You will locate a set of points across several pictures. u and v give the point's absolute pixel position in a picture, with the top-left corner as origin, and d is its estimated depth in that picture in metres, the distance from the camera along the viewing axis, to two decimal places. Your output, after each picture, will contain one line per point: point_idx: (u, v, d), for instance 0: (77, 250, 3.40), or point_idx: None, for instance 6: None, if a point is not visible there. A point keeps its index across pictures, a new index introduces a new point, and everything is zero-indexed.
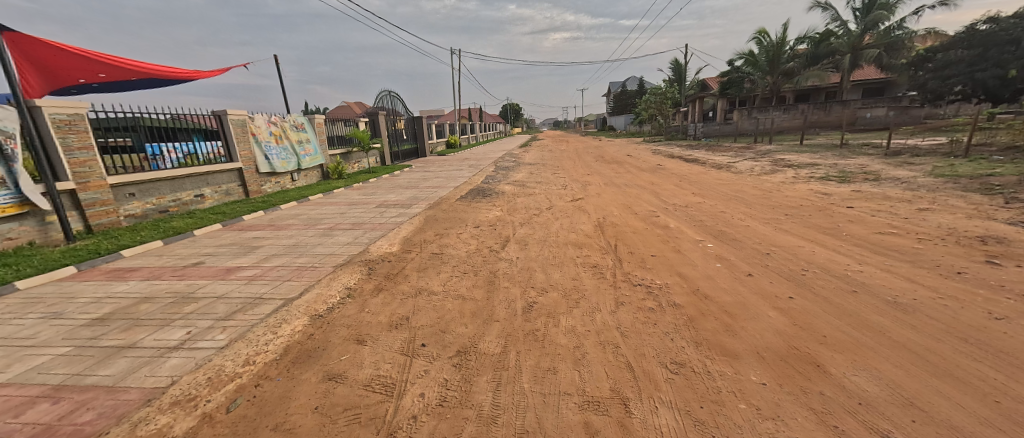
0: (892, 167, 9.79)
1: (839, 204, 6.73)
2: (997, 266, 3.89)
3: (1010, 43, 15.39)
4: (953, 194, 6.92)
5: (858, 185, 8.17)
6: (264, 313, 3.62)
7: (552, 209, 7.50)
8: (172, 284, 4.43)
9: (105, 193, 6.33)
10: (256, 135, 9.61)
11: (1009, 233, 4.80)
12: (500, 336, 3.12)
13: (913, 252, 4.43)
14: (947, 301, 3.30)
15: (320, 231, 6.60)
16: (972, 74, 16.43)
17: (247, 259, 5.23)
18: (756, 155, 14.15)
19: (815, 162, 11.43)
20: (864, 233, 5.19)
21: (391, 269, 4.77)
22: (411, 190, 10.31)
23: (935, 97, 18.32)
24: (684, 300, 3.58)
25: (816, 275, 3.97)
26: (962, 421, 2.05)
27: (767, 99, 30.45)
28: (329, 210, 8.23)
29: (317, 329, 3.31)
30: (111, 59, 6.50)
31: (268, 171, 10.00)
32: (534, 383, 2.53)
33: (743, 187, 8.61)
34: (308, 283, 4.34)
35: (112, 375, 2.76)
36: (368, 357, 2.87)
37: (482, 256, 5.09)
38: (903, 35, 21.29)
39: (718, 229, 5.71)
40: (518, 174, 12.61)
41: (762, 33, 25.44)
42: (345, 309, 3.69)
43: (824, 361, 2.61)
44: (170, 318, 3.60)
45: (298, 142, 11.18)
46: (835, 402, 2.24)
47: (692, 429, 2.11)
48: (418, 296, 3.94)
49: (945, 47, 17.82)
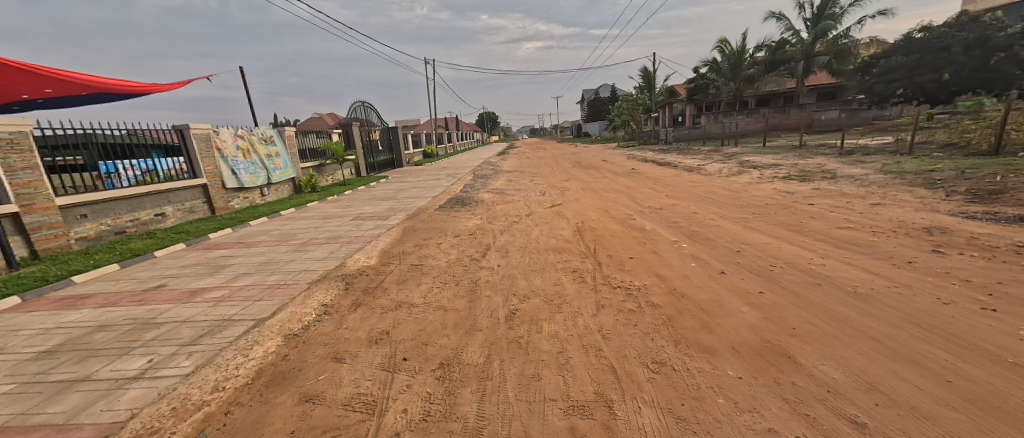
0: (846, 165, 10.43)
1: (801, 202, 7.11)
2: (942, 255, 4.21)
3: (943, 50, 17.11)
4: (901, 189, 7.43)
5: (818, 183, 8.66)
6: (234, 336, 3.45)
7: (531, 215, 7.59)
8: (130, 310, 4.15)
9: (53, 215, 5.93)
10: (221, 150, 9.20)
11: (951, 224, 5.20)
12: (483, 345, 3.09)
13: (869, 244, 4.73)
14: (900, 288, 3.54)
15: (294, 246, 6.38)
16: (912, 78, 18.16)
17: (215, 279, 4.98)
18: (724, 158, 14.76)
19: (777, 163, 12.01)
20: (825, 228, 5.48)
21: (370, 282, 4.67)
22: (389, 202, 10.13)
23: (881, 99, 19.83)
24: (662, 300, 3.67)
25: (784, 270, 4.16)
26: (920, 402, 2.18)
27: (732, 105, 31.96)
28: (302, 225, 7.96)
29: (292, 349, 3.19)
30: (54, 72, 6.05)
31: (235, 187, 9.57)
32: (519, 391, 2.53)
33: (713, 188, 8.96)
34: (281, 302, 4.15)
35: (63, 411, 2.56)
36: (347, 376, 2.78)
37: (462, 266, 5.05)
38: (850, 43, 22.69)
39: (692, 229, 5.91)
40: (496, 182, 12.65)
41: (723, 41, 26.62)
42: (322, 327, 3.56)
43: (794, 352, 2.73)
44: (128, 346, 3.38)
45: (267, 156, 10.79)
46: (806, 391, 2.34)
47: (674, 426, 2.16)
48: (398, 309, 3.86)
49: (887, 54, 19.41)
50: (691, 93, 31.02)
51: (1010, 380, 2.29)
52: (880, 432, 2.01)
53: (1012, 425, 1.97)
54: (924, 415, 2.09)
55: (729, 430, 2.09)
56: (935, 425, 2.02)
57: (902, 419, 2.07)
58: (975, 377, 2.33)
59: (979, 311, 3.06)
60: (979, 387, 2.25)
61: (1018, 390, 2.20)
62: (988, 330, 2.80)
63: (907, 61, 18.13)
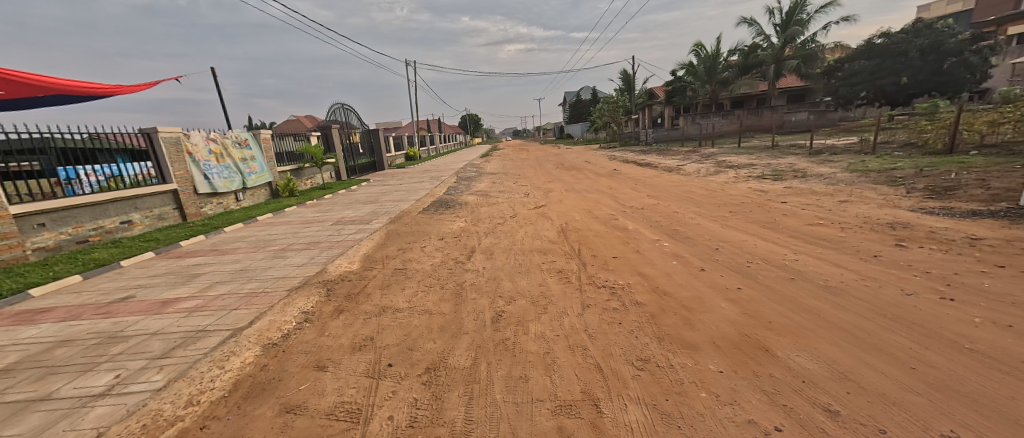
0: (815, 164, 10.89)
1: (774, 200, 7.38)
2: (904, 248, 4.44)
3: (901, 55, 18.14)
4: (866, 187, 7.82)
5: (790, 181, 9.02)
6: (208, 347, 3.31)
7: (515, 217, 7.60)
8: (95, 324, 3.93)
9: (7, 224, 5.57)
10: (193, 154, 8.84)
11: (912, 219, 5.50)
12: (470, 348, 3.07)
13: (837, 239, 4.95)
14: (867, 281, 3.72)
15: (272, 253, 6.18)
16: (873, 81, 19.13)
17: (187, 289, 4.77)
18: (701, 158, 15.16)
19: (752, 163, 12.43)
20: (797, 225, 5.71)
21: (352, 288, 4.57)
22: (370, 205, 9.96)
23: (846, 102, 20.81)
24: (645, 298, 3.74)
25: (760, 266, 4.31)
26: (888, 388, 2.30)
27: (707, 107, 32.90)
28: (280, 230, 7.73)
29: (272, 359, 3.08)
30: (6, 73, 5.70)
31: (208, 192, 9.21)
32: (506, 393, 2.52)
33: (692, 188, 9.20)
34: (259, 311, 4.02)
35: (20, 433, 2.40)
36: (330, 384, 2.71)
37: (447, 268, 5.01)
38: (817, 47, 23.75)
39: (673, 228, 6.05)
40: (480, 184, 12.61)
41: (699, 45, 27.38)
42: (303, 335, 3.46)
43: (771, 345, 2.83)
44: (93, 362, 3.20)
45: (241, 160, 10.44)
46: (783, 382, 2.43)
47: (659, 421, 2.20)
48: (382, 314, 3.79)
49: (850, 59, 20.39)
50: (669, 95, 31.76)
51: (967, 365, 2.44)
52: (852, 419, 2.10)
53: (970, 408, 2.10)
54: (891, 401, 2.20)
55: (712, 423, 2.15)
56: (901, 410, 2.13)
57: (871, 406, 2.17)
58: (936, 364, 2.47)
59: (938, 301, 3.25)
60: (940, 373, 2.39)
61: (973, 374, 2.35)
62: (947, 318, 2.97)
63: (869, 65, 19.11)
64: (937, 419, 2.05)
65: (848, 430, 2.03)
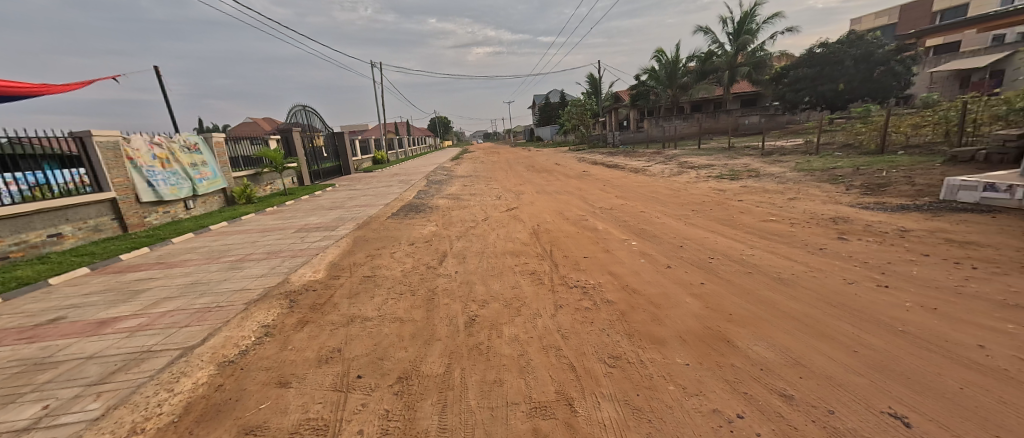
0: (768, 164, 11.62)
1: (732, 198, 7.79)
2: (845, 241, 4.82)
3: (838, 63, 19.80)
4: (812, 185, 8.43)
5: (745, 181, 9.56)
6: (155, 369, 3.03)
7: (487, 219, 7.56)
8: (18, 350, 3.49)
9: None
10: (134, 159, 8.12)
11: (851, 213, 5.99)
12: (444, 355, 3.00)
13: (788, 234, 5.30)
14: (814, 272, 4.00)
15: (227, 264, 5.77)
16: (815, 87, 20.67)
17: (129, 306, 4.35)
18: (665, 159, 15.77)
19: (711, 163, 13.08)
20: (752, 221, 6.05)
21: (317, 298, 4.34)
22: (336, 211, 9.57)
23: (792, 106, 22.39)
24: (615, 296, 3.82)
25: (720, 261, 4.53)
26: (834, 371, 2.47)
27: (668, 110, 34.32)
28: (235, 240, 7.25)
29: (228, 378, 2.86)
30: None
31: (153, 200, 8.46)
32: (481, 398, 2.48)
33: (657, 188, 9.53)
34: (214, 327, 3.73)
35: None
36: (293, 401, 2.56)
37: (418, 274, 4.88)
38: (765, 55, 25.42)
39: (640, 227, 6.24)
40: (450, 187, 12.44)
41: (659, 51, 28.54)
42: (262, 351, 3.24)
43: (732, 336, 2.96)
44: (16, 393, 2.84)
45: (191, 166, 9.71)
46: (743, 371, 2.55)
47: (631, 416, 2.24)
48: (350, 324, 3.63)
49: (795, 66, 21.97)
50: (633, 99, 32.84)
51: (900, 346, 2.68)
52: (804, 402, 2.24)
53: (904, 385, 2.29)
54: (838, 383, 2.37)
55: (680, 415, 2.21)
56: (846, 391, 2.29)
57: (821, 389, 2.32)
58: (875, 346, 2.69)
59: (874, 288, 3.55)
60: (877, 355, 2.60)
61: (906, 354, 2.58)
62: (882, 304, 3.25)
63: (810, 72, 20.69)
64: (876, 397, 2.23)
65: (800, 412, 2.16)
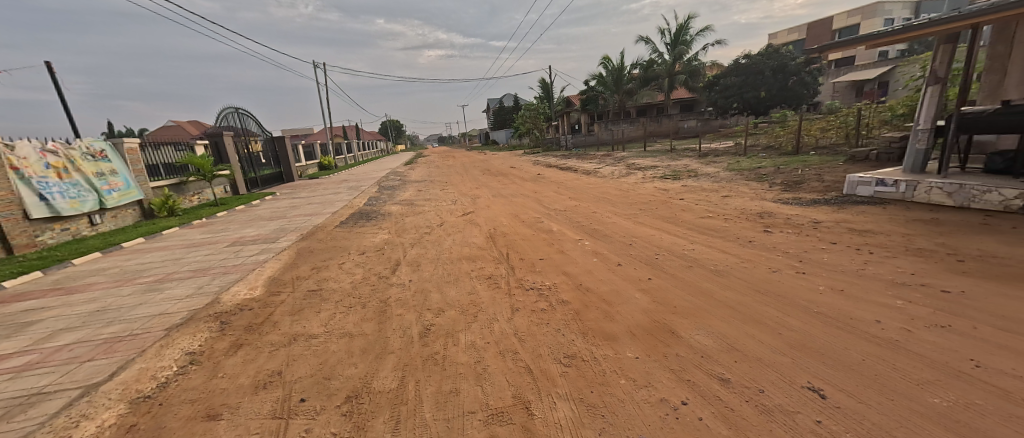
0: (705, 165, 12.48)
1: (675, 197, 8.25)
2: (772, 233, 5.27)
3: (760, 73, 21.82)
4: (743, 183, 9.15)
5: (687, 180, 10.18)
6: (47, 415, 2.59)
7: (442, 225, 7.39)
8: None
9: None
10: (21, 169, 7.01)
11: (777, 208, 6.56)
12: (396, 369, 2.85)
13: (724, 229, 5.68)
14: (747, 263, 4.31)
15: (145, 286, 5.12)
16: (741, 95, 22.52)
17: (15, 343, 3.70)
18: (614, 161, 16.41)
19: (656, 165, 13.81)
20: (694, 218, 6.43)
21: (255, 318, 3.97)
22: (277, 221, 8.91)
23: (724, 111, 24.31)
24: (570, 296, 3.86)
25: (666, 257, 4.75)
26: (764, 353, 2.65)
27: (615, 115, 35.88)
28: (155, 257, 6.48)
29: (142, 416, 2.51)
30: None
31: (47, 216, 7.35)
32: (436, 410, 2.38)
33: (607, 189, 9.87)
34: (126, 359, 3.27)
35: None
36: (224, 434, 2.29)
37: (369, 285, 4.63)
38: (699, 64, 27.40)
39: (592, 227, 6.40)
40: (403, 193, 12.06)
41: (605, 58, 29.78)
42: (187, 381, 2.89)
43: (676, 327, 3.10)
44: None
45: (97, 175, 8.58)
46: (687, 359, 2.66)
47: (585, 414, 2.25)
48: (292, 343, 3.35)
49: (724, 75, 23.88)
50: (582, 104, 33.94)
51: (818, 325, 2.94)
52: (739, 384, 2.37)
53: (822, 360, 2.51)
54: (768, 364, 2.54)
55: (631, 408, 2.26)
56: (774, 370, 2.47)
57: (754, 370, 2.48)
58: (798, 326, 2.92)
59: (796, 274, 3.89)
60: (800, 334, 2.83)
61: (823, 332, 2.83)
62: (804, 288, 3.57)
63: (737, 81, 22.60)
64: (799, 373, 2.41)
65: (736, 394, 2.28)
